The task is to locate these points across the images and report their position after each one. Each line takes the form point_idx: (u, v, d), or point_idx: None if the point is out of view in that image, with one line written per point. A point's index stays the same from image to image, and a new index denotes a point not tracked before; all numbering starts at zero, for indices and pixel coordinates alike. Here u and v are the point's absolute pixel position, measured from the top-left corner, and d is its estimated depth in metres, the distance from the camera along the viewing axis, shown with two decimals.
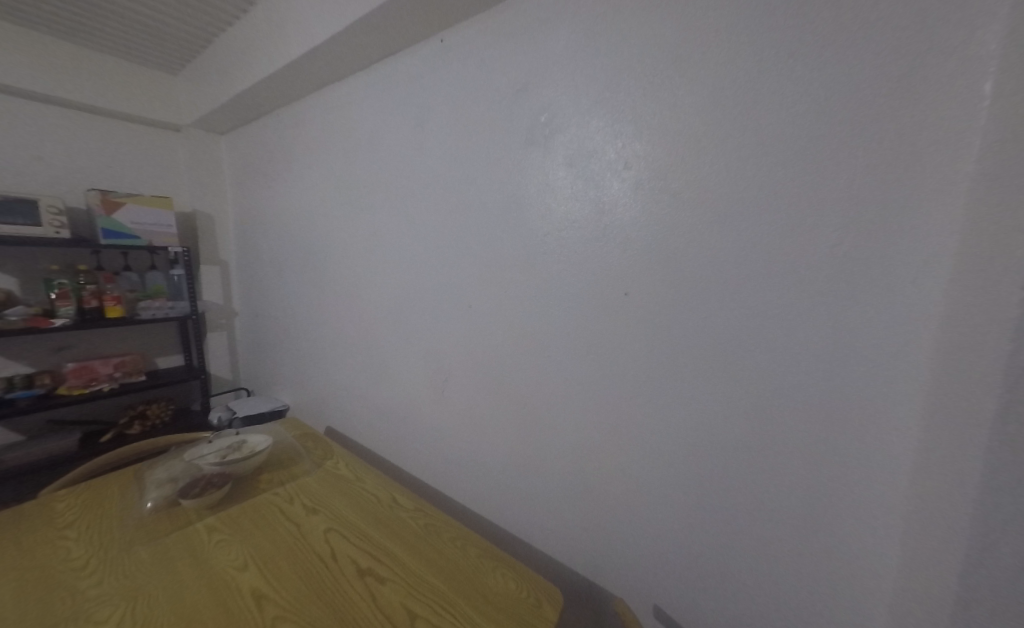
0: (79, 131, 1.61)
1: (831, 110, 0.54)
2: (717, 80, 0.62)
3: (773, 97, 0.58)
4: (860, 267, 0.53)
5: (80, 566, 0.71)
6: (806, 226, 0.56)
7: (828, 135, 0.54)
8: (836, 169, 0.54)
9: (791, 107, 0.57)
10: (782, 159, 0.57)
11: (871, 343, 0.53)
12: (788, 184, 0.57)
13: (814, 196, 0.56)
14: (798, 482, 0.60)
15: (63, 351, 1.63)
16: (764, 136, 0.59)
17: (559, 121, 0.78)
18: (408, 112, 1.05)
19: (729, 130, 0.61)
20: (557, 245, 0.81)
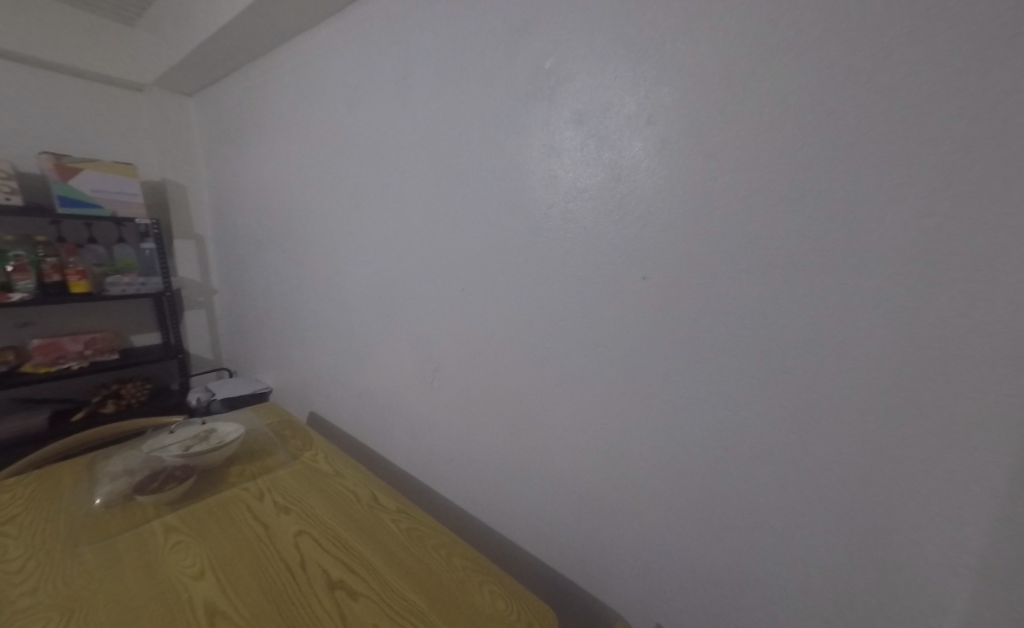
0: (28, 88, 1.47)
1: (900, 53, 0.44)
2: (759, 19, 0.51)
3: (830, 40, 0.47)
4: (930, 254, 0.44)
5: (15, 571, 0.63)
6: (862, 200, 0.47)
7: (897, 85, 0.44)
8: (908, 131, 0.44)
9: (852, 53, 0.46)
10: (838, 116, 0.47)
11: (932, 343, 0.44)
12: (845, 149, 0.47)
13: (877, 165, 0.46)
14: (828, 501, 0.52)
15: (27, 327, 1.54)
16: (816, 90, 0.48)
17: (567, 68, 0.67)
18: (390, 65, 0.93)
19: (773, 82, 0.51)
20: (562, 218, 0.71)
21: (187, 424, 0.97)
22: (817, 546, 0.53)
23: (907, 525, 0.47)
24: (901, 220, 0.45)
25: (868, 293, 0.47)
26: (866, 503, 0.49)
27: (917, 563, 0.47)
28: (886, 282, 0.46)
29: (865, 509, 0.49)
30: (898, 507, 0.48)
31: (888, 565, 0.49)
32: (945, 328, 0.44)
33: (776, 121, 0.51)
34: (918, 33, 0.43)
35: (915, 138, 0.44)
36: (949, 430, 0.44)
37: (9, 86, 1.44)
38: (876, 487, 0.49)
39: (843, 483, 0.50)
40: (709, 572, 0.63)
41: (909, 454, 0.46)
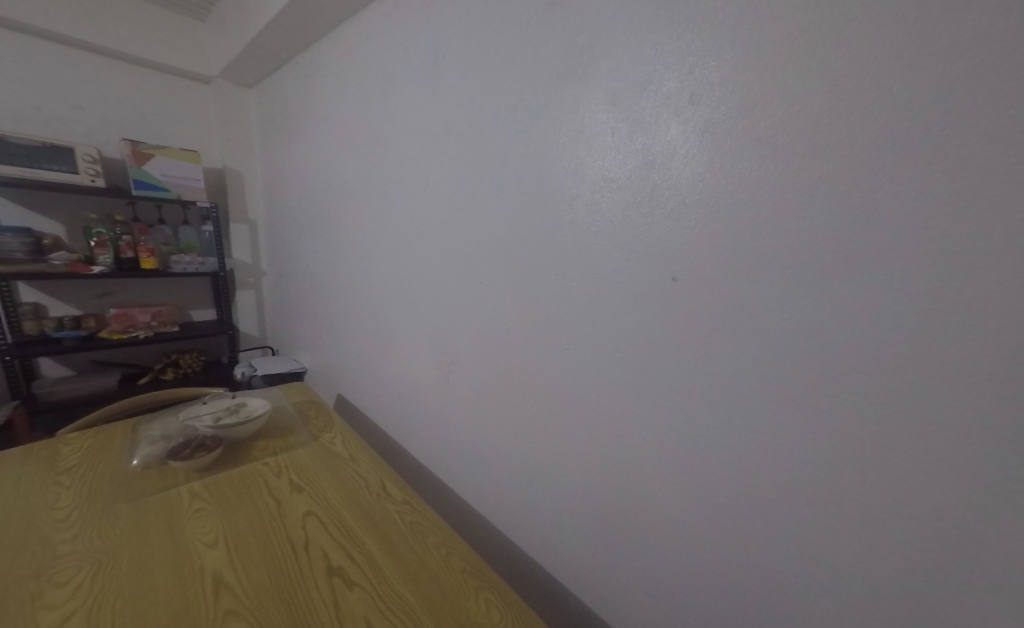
0: (114, 80, 1.63)
1: (1003, 27, 0.37)
2: None
3: (909, 15, 0.40)
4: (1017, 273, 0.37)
5: (61, 518, 0.68)
6: (942, 201, 0.40)
7: (999, 63, 0.37)
8: (1003, 123, 0.37)
9: (936, 29, 0.39)
10: (919, 99, 0.40)
11: (1019, 374, 0.37)
12: (920, 142, 0.40)
13: (960, 163, 0.39)
14: (873, 546, 0.45)
15: (106, 297, 1.71)
16: (891, 71, 0.41)
17: (601, 46, 0.62)
18: (423, 49, 0.92)
19: (839, 61, 0.44)
20: (587, 210, 0.67)
21: (221, 397, 1.03)
22: (858, 596, 0.47)
23: (972, 581, 0.41)
24: (992, 227, 0.38)
25: (942, 310, 0.40)
26: (924, 552, 0.43)
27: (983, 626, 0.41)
28: (966, 298, 0.39)
29: (922, 558, 0.43)
30: (964, 559, 0.41)
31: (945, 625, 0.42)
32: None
33: (839, 106, 0.44)
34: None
35: (1018, 128, 0.36)
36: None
37: (99, 78, 1.59)
38: (937, 534, 0.42)
39: (897, 527, 0.44)
40: (725, 608, 0.57)
41: (981, 500, 0.40)
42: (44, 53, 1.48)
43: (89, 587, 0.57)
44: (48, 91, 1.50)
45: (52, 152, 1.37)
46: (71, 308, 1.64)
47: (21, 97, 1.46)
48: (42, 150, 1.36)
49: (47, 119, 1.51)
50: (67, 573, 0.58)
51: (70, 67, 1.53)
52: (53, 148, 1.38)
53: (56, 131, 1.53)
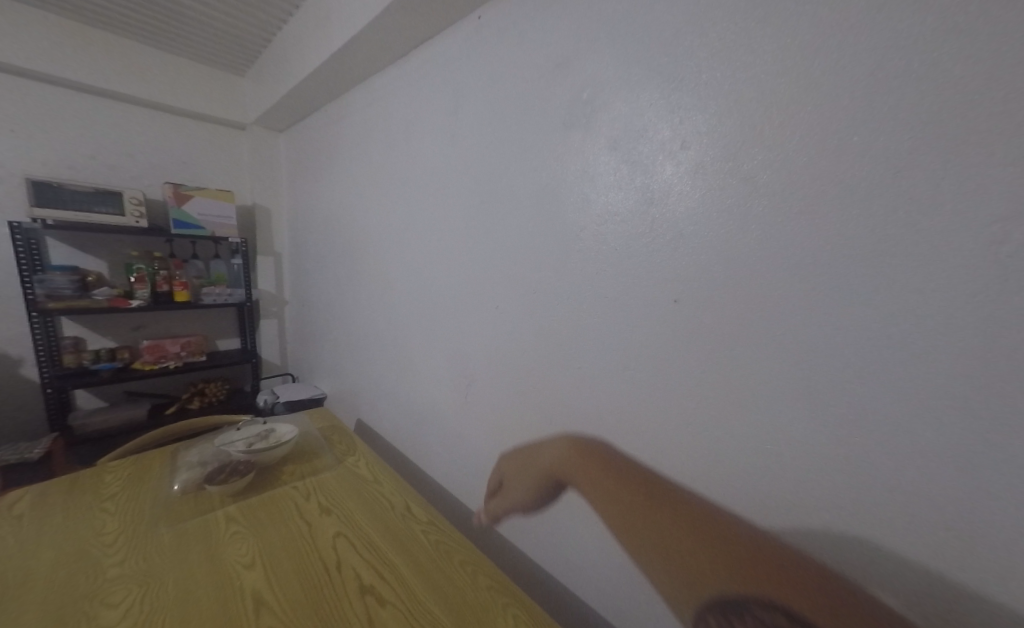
0: (158, 129, 1.78)
1: (951, 87, 0.43)
2: (802, 50, 0.51)
3: (869, 76, 0.47)
4: (981, 295, 0.42)
5: (109, 542, 0.73)
6: (911, 232, 0.45)
7: (949, 115, 0.43)
8: (958, 166, 0.43)
9: (895, 87, 0.45)
10: (893, 142, 0.46)
11: (993, 386, 0.42)
12: (888, 183, 0.46)
13: (924, 200, 0.44)
14: (874, 547, 0.49)
15: (140, 330, 1.81)
16: (858, 122, 0.48)
17: (604, 98, 0.70)
18: (444, 98, 1.01)
19: (814, 113, 0.50)
20: (595, 240, 0.73)
21: (252, 422, 1.08)
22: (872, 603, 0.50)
23: (982, 586, 0.43)
24: (966, 255, 0.43)
25: (927, 328, 0.45)
26: (933, 558, 0.46)
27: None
28: (949, 318, 0.44)
29: (931, 564, 0.46)
30: (971, 565, 0.44)
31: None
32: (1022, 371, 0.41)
33: (822, 148, 0.50)
34: (984, 61, 0.41)
35: (980, 169, 0.42)
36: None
37: (145, 129, 1.74)
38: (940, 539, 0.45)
39: (904, 534, 0.47)
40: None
41: (982, 506, 0.43)
42: (100, 108, 1.63)
43: (139, 607, 0.60)
44: (101, 142, 1.65)
45: (101, 196, 1.50)
46: (109, 341, 1.74)
47: (76, 149, 1.60)
48: (94, 195, 1.48)
49: (99, 167, 1.65)
50: (118, 595, 0.62)
51: (121, 119, 1.68)
52: (103, 192, 1.50)
53: (105, 177, 1.67)
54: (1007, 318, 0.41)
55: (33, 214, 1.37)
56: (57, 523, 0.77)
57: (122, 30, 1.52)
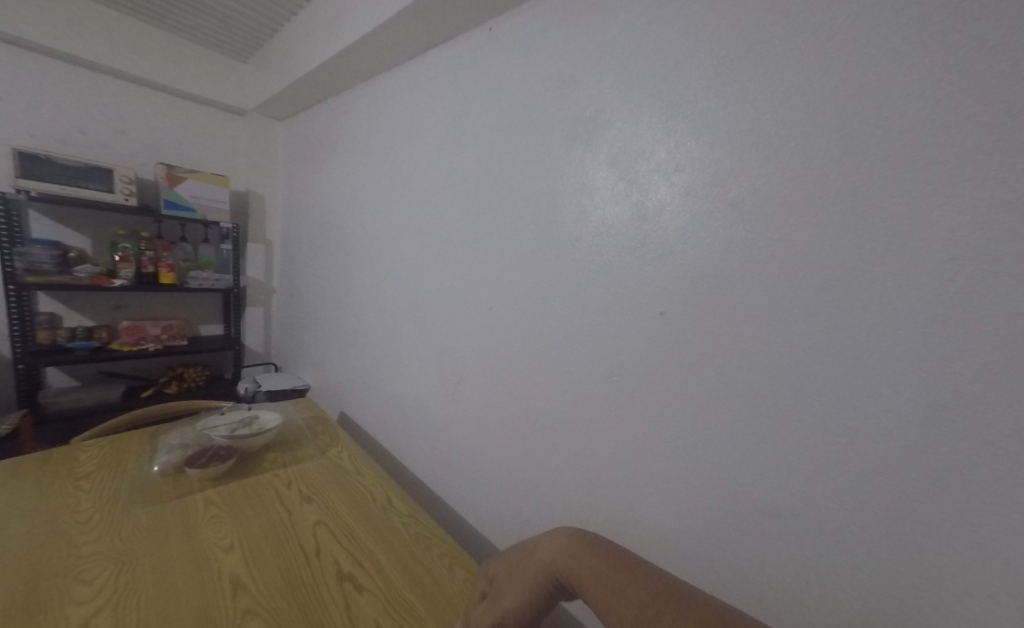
0: (155, 108, 1.76)
1: (911, 140, 0.48)
2: (786, 93, 0.56)
3: (842, 122, 0.52)
4: (926, 326, 0.47)
5: (83, 521, 0.71)
6: (870, 267, 0.50)
7: (908, 163, 0.48)
8: (913, 211, 0.48)
9: (864, 135, 0.50)
10: (866, 180, 0.50)
11: (933, 408, 0.47)
12: (854, 220, 0.51)
13: (883, 238, 0.49)
14: (825, 551, 0.54)
15: (120, 310, 1.78)
16: (832, 162, 0.52)
17: (605, 116, 0.73)
18: (451, 103, 1.03)
19: (794, 150, 0.55)
20: (588, 251, 0.76)
21: (235, 409, 1.09)
22: (824, 601, 0.54)
23: (922, 590, 0.48)
24: (922, 289, 0.47)
25: (884, 351, 0.49)
26: (879, 561, 0.50)
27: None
28: (904, 343, 0.48)
29: (877, 567, 0.50)
30: (912, 568, 0.48)
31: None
32: (958, 394, 0.46)
33: (804, 180, 0.54)
34: (941, 116, 0.46)
35: (936, 212, 0.47)
36: (968, 497, 0.45)
37: (141, 107, 1.72)
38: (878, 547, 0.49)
39: (854, 537, 0.51)
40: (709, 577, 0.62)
41: (923, 516, 0.47)
42: (96, 82, 1.61)
43: (114, 583, 0.60)
44: (94, 116, 1.63)
45: (91, 171, 1.48)
46: (87, 320, 1.70)
47: (67, 122, 1.57)
48: (83, 170, 1.46)
49: (91, 142, 1.63)
50: (93, 571, 0.61)
51: (117, 95, 1.66)
52: (92, 168, 1.48)
53: (97, 153, 1.64)
54: (948, 348, 0.46)
55: (18, 184, 1.34)
56: (28, 499, 0.75)
57: (126, 7, 1.51)
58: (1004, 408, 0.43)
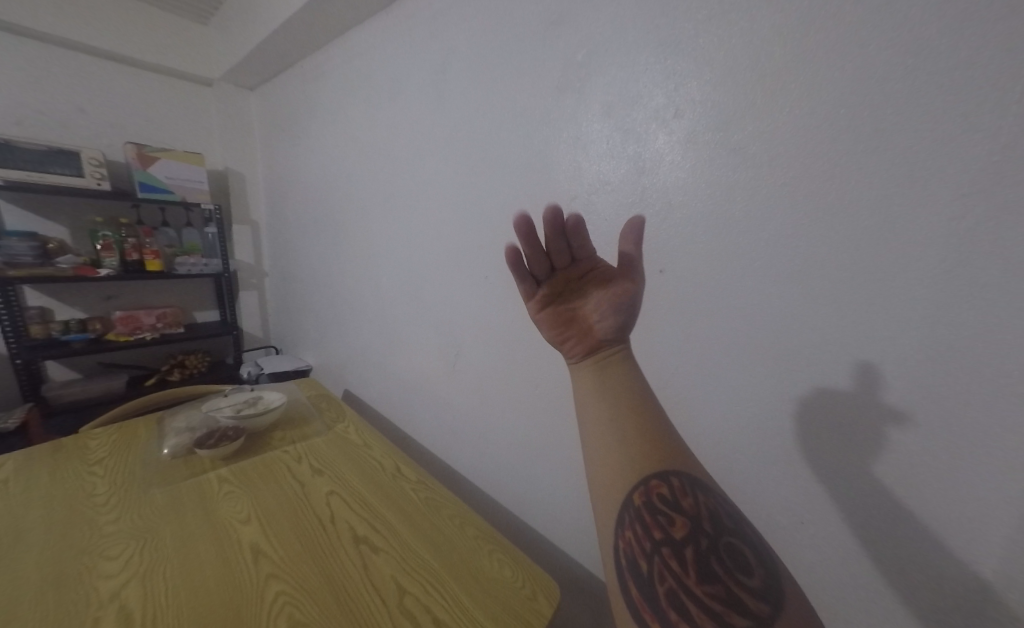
0: (116, 83, 1.66)
1: (911, 76, 0.46)
2: (786, 29, 0.53)
3: (841, 60, 0.50)
4: (921, 273, 0.47)
5: (102, 503, 0.73)
6: (869, 214, 0.49)
7: (902, 104, 0.47)
8: (912, 153, 0.46)
9: (865, 73, 0.48)
10: (872, 119, 0.48)
11: (928, 355, 0.47)
12: (855, 163, 0.50)
13: (881, 184, 0.48)
14: (818, 495, 0.56)
15: (111, 300, 1.75)
16: (830, 104, 0.51)
17: (598, 60, 0.69)
18: (431, 57, 0.97)
19: (799, 92, 0.52)
20: (585, 209, 0.75)
21: (240, 391, 1.10)
22: (819, 542, 0.57)
23: (916, 528, 0.49)
24: (920, 234, 0.46)
25: (888, 298, 0.49)
26: (878, 503, 0.51)
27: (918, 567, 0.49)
28: (909, 289, 0.47)
29: (877, 510, 0.51)
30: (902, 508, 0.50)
31: (900, 572, 0.50)
32: (952, 340, 0.46)
33: (807, 123, 0.52)
34: (939, 50, 0.44)
35: (944, 149, 0.45)
36: (967, 439, 0.45)
37: (100, 82, 1.62)
38: (871, 488, 0.51)
39: (854, 482, 0.53)
40: None
41: (918, 458, 0.48)
42: (49, 56, 1.51)
43: (139, 558, 0.62)
44: (53, 95, 1.53)
45: (57, 156, 1.41)
46: (78, 312, 1.68)
47: (25, 103, 1.49)
48: (49, 155, 1.39)
49: (53, 124, 1.54)
50: (117, 548, 0.64)
51: (72, 70, 1.56)
52: (59, 152, 1.42)
53: (62, 136, 1.56)
54: (943, 292, 0.46)
55: None
56: (45, 485, 0.77)
57: None
58: (995, 349, 0.44)
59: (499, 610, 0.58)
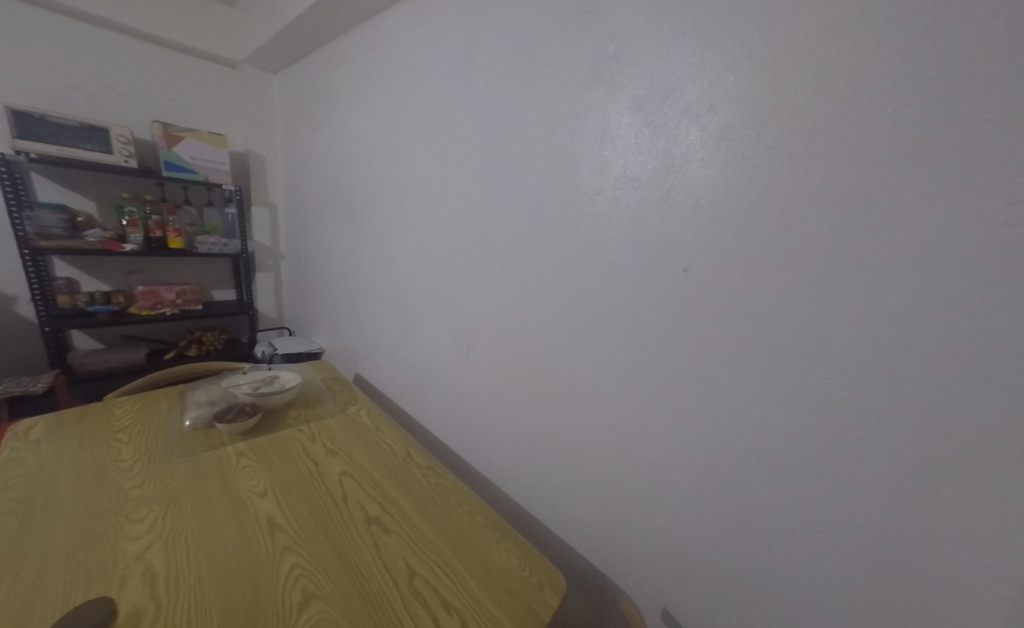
0: (144, 61, 1.69)
1: (957, 87, 0.46)
2: (832, 31, 0.52)
3: (886, 66, 0.50)
4: (954, 284, 0.48)
5: (127, 468, 0.76)
6: (907, 223, 0.49)
7: (946, 113, 0.47)
8: (952, 164, 0.47)
9: (910, 81, 0.48)
10: (917, 125, 0.48)
11: (954, 364, 0.48)
12: (894, 172, 0.50)
13: (920, 194, 0.49)
14: (835, 499, 0.56)
15: (133, 274, 1.80)
16: (873, 110, 0.51)
17: (630, 53, 0.69)
18: (456, 45, 0.97)
19: (842, 95, 0.52)
20: (608, 205, 0.75)
21: (256, 369, 1.13)
22: (832, 546, 0.57)
23: (931, 531, 0.51)
24: (956, 245, 0.47)
25: (916, 308, 0.50)
26: (892, 508, 0.53)
27: (932, 569, 0.51)
28: (941, 298, 0.48)
29: (894, 514, 0.52)
30: (919, 513, 0.51)
31: (907, 573, 0.52)
32: (979, 350, 0.47)
33: (846, 127, 0.52)
34: (987, 62, 0.45)
35: (983, 164, 0.46)
36: (987, 446, 0.47)
37: (129, 60, 1.65)
38: (890, 492, 0.53)
39: (869, 486, 0.54)
40: (730, 522, 0.66)
41: (937, 464, 0.49)
42: (81, 33, 1.54)
43: (162, 523, 0.65)
44: (84, 71, 1.57)
45: (86, 131, 1.44)
46: (103, 284, 1.73)
47: (57, 78, 1.52)
48: (79, 130, 1.43)
49: (82, 100, 1.57)
50: (141, 513, 0.66)
51: (103, 48, 1.59)
52: (89, 128, 1.45)
53: (90, 112, 1.60)
54: (975, 304, 0.47)
55: (16, 146, 1.31)
56: (72, 448, 0.80)
57: None
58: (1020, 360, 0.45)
59: (505, 597, 0.60)
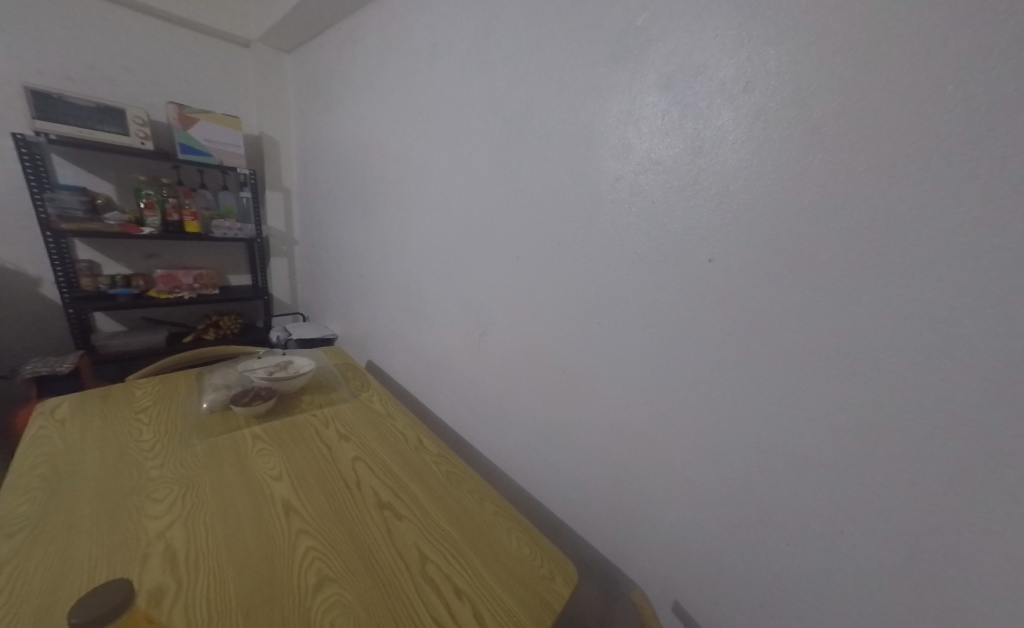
0: (160, 42, 1.68)
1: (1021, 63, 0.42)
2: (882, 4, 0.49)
3: (941, 41, 0.46)
4: (1003, 281, 0.44)
5: (148, 449, 0.78)
6: (955, 214, 0.46)
7: (1004, 94, 0.43)
8: (1010, 150, 0.43)
9: (966, 58, 0.44)
10: (971, 106, 0.44)
11: (1000, 367, 0.45)
12: (944, 156, 0.46)
13: (972, 182, 0.45)
14: (858, 502, 0.54)
15: (152, 258, 1.83)
16: (923, 90, 0.47)
17: (659, 26, 0.65)
18: (474, 21, 0.94)
19: (890, 74, 0.48)
20: (629, 190, 0.72)
21: (272, 354, 1.14)
22: (852, 550, 0.56)
23: (962, 542, 0.48)
24: (1008, 238, 0.43)
25: (963, 300, 0.46)
26: (925, 511, 0.50)
27: (959, 581, 0.49)
28: (986, 297, 0.45)
29: (922, 522, 0.50)
30: (949, 522, 0.49)
31: (937, 581, 0.50)
32: None
33: (890, 108, 0.49)
34: None
35: None
36: None
37: (145, 40, 1.65)
38: (917, 499, 0.50)
39: (901, 488, 0.51)
40: (745, 520, 0.65)
41: (970, 472, 0.47)
42: (98, 12, 1.53)
43: (182, 503, 0.66)
44: (102, 52, 1.57)
45: (104, 113, 1.45)
46: (123, 267, 1.76)
47: (75, 59, 1.53)
48: (96, 112, 1.43)
49: (100, 81, 1.58)
50: (161, 492, 0.68)
51: (119, 28, 1.58)
52: (105, 109, 1.45)
53: (107, 93, 1.60)
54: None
55: (35, 126, 1.33)
56: (97, 427, 0.83)
57: None
58: None
59: (516, 586, 0.60)
